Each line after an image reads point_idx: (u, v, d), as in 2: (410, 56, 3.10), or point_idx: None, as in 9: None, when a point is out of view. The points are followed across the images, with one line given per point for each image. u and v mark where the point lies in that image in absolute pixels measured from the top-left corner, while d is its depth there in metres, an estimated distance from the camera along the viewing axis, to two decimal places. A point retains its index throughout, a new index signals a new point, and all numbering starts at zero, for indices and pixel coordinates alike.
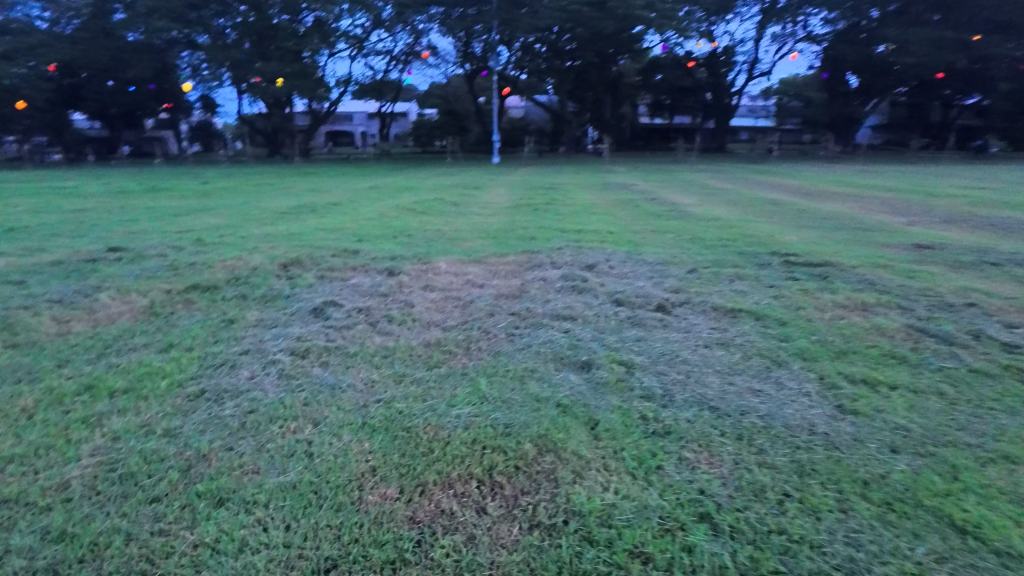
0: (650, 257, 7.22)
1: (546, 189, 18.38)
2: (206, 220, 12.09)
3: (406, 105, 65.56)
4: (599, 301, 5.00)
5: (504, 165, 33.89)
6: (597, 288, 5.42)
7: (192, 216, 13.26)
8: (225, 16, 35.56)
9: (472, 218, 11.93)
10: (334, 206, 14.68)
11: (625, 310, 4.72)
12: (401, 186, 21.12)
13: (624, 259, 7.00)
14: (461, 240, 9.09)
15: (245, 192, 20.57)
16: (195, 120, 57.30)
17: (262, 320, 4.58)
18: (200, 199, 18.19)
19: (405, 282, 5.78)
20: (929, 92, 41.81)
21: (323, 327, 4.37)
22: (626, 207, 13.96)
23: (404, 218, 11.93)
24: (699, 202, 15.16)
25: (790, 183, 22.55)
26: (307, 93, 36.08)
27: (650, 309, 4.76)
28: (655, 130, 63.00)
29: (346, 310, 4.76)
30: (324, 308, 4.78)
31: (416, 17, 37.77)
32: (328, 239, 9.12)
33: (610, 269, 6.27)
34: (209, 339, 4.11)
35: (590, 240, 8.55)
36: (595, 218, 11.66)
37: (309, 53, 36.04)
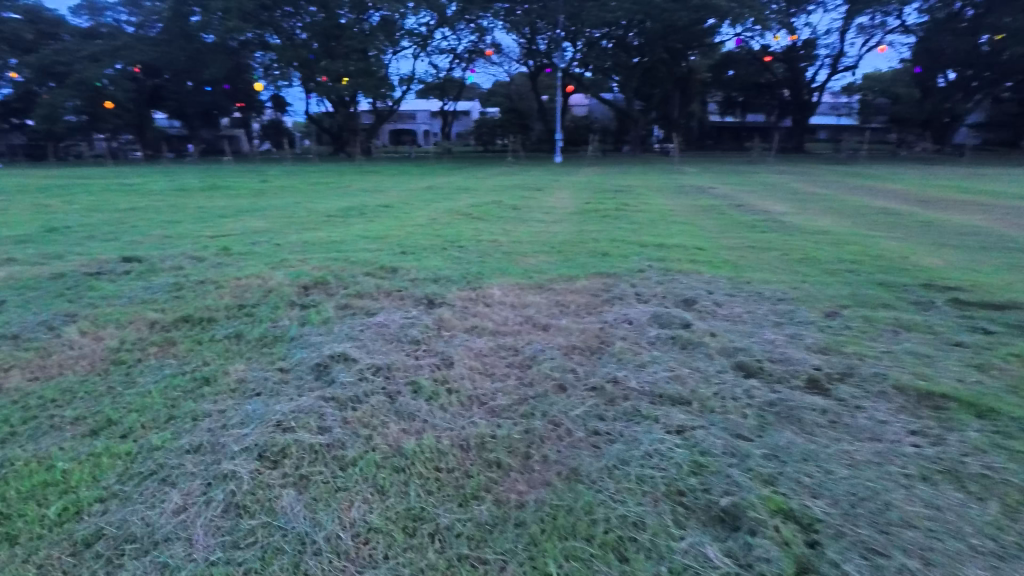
0: (764, 287, 5.59)
1: (613, 192, 16.88)
2: (248, 224, 11.35)
3: (468, 104, 64.97)
4: (716, 366, 3.48)
5: (567, 164, 32.48)
6: (708, 341, 3.88)
7: (237, 217, 12.59)
8: (296, 17, 35.92)
9: (534, 226, 10.52)
10: (385, 208, 13.75)
11: (762, 387, 3.18)
12: (458, 187, 20.06)
13: (730, 290, 5.41)
14: (521, 255, 7.72)
15: (300, 191, 20.00)
16: (266, 119, 58.96)
17: (243, 382, 3.31)
18: (253, 198, 17.65)
19: (445, 321, 4.43)
20: None
21: (319, 401, 3.05)
22: (708, 214, 12.24)
23: (458, 224, 10.68)
24: (792, 209, 13.25)
25: (889, 187, 20.11)
26: (371, 91, 35.96)
27: (797, 387, 3.20)
28: (727, 128, 59.67)
29: (358, 368, 3.43)
30: (331, 366, 3.47)
31: (482, 14, 36.97)
32: (369, 251, 7.97)
33: (718, 308, 4.71)
34: (158, 421, 2.89)
35: (677, 260, 6.99)
36: (676, 228, 10.04)
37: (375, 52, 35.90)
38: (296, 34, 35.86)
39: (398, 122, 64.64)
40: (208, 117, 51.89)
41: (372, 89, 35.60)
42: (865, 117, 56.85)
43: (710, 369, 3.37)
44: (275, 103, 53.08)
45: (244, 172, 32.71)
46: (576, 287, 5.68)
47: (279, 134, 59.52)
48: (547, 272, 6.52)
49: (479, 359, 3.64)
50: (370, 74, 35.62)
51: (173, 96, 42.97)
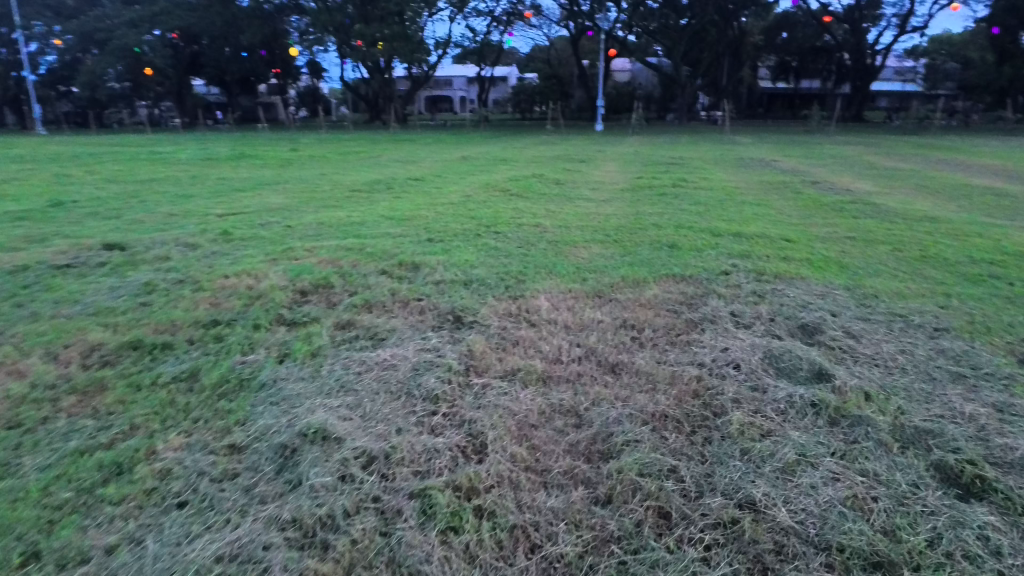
0: (908, 304, 4.15)
1: (665, 166, 15.38)
2: (266, 199, 10.41)
3: (507, 70, 62.80)
4: (869, 470, 2.40)
5: (611, 133, 30.78)
6: (857, 416, 2.69)
7: (258, 191, 11.69)
8: None
9: (583, 205, 9.16)
10: (416, 182, 12.65)
11: (948, 526, 2.14)
12: (495, 158, 18.78)
13: (862, 308, 4.00)
14: (572, 244, 6.43)
15: (329, 162, 18.95)
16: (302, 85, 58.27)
17: (170, 487, 2.27)
18: (279, 169, 16.72)
19: (479, 359, 3.21)
20: None
21: (284, 529, 2.10)
22: (782, 193, 10.68)
23: (496, 202, 9.40)
24: (878, 187, 11.58)
25: (973, 161, 18.12)
26: (407, 57, 34.70)
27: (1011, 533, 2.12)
28: (780, 95, 56.10)
29: (339, 462, 2.36)
30: (303, 457, 2.40)
31: None
32: (391, 238, 6.78)
33: (862, 346, 3.35)
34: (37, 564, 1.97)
35: (769, 259, 5.57)
36: (750, 212, 8.55)
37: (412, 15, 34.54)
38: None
39: (434, 89, 62.99)
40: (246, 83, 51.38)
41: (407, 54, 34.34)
42: (931, 84, 52.74)
43: (879, 499, 2.23)
44: (310, 69, 52.11)
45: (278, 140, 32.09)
46: (650, 295, 4.41)
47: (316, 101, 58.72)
48: (607, 271, 5.23)
49: (527, 443, 2.57)
50: (406, 38, 34.35)
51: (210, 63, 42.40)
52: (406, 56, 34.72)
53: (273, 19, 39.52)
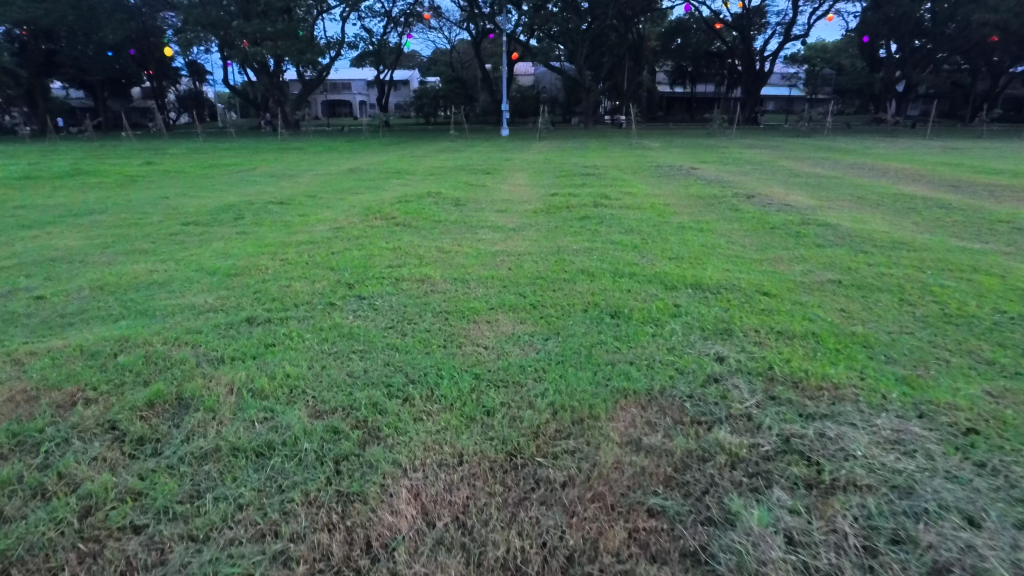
0: None
1: (581, 176, 13.81)
2: (62, 239, 7.68)
3: (407, 73, 60.14)
4: None
5: (517, 138, 29.55)
6: None
7: (64, 224, 8.88)
8: None
9: (488, 239, 7.10)
10: (282, 204, 10.26)
11: None
12: (390, 169, 16.50)
13: (1004, 496, 2.17)
14: (472, 316, 4.33)
15: (189, 177, 15.87)
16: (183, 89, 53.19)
17: None
18: (122, 188, 13.70)
19: None
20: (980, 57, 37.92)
21: None
22: (718, 209, 9.19)
23: (373, 238, 7.13)
24: (812, 198, 10.49)
25: (874, 164, 18.22)
26: (295, 57, 31.64)
27: None
28: (677, 99, 57.16)
29: None
30: None
31: None
32: (185, 320, 4.37)
33: None
34: None
35: (770, 343, 3.70)
36: (697, 242, 6.81)
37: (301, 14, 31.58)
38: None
39: (330, 92, 59.16)
40: (114, 85, 45.63)
41: (295, 54, 31.35)
42: (811, 89, 56.00)
43: None
44: (190, 70, 47.40)
45: (146, 150, 28.08)
46: (607, 468, 2.38)
47: (197, 105, 53.31)
48: (529, 383, 3.18)
49: None
50: (292, 37, 31.30)
51: (69, 63, 36.97)
52: (295, 57, 31.70)
53: (139, 15, 34.96)
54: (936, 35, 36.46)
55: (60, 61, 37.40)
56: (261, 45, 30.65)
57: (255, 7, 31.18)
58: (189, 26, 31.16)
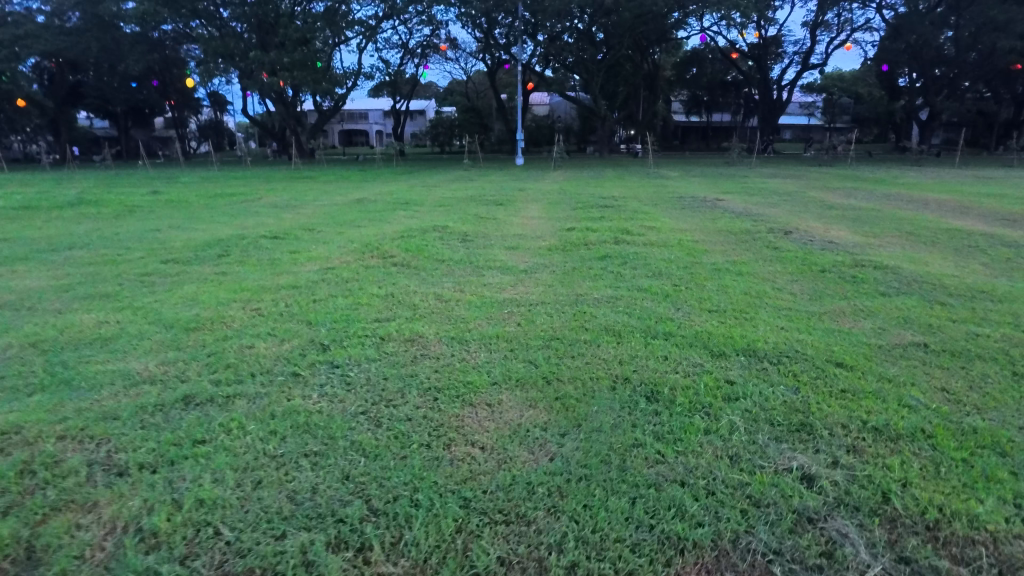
0: None
1: (597, 208, 12.97)
2: (32, 279, 6.96)
3: (422, 103, 60.43)
4: None
5: (532, 167, 29.02)
6: None
7: (45, 261, 8.24)
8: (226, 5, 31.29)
9: (497, 284, 6.21)
10: (279, 239, 9.53)
11: None
12: (397, 200, 15.86)
13: None
14: (468, 396, 3.39)
15: (191, 208, 15.33)
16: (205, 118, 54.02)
17: None
18: (123, 219, 13.16)
19: None
20: (1006, 85, 37.06)
21: None
22: (755, 247, 8.24)
23: (367, 280, 6.28)
24: (854, 234, 9.55)
25: (908, 194, 17.17)
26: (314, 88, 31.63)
27: None
28: (694, 128, 56.62)
29: None
30: None
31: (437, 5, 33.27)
32: (98, 396, 3.47)
33: None
34: None
35: (871, 451, 2.73)
36: (738, 289, 5.88)
37: (320, 45, 31.67)
38: (221, 18, 31.33)
39: (347, 121, 59.54)
40: (137, 115, 46.23)
41: (311, 84, 31.32)
42: (829, 118, 55.18)
43: None
44: (211, 100, 47.98)
45: (160, 179, 27.94)
46: None
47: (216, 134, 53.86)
48: (536, 520, 2.30)
49: None
50: (309, 66, 31.33)
51: (93, 94, 37.52)
52: (311, 86, 31.70)
53: (161, 47, 35.38)
54: (959, 63, 35.63)
55: (85, 92, 37.93)
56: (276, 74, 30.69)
57: (272, 38, 31.35)
58: (208, 56, 31.38)
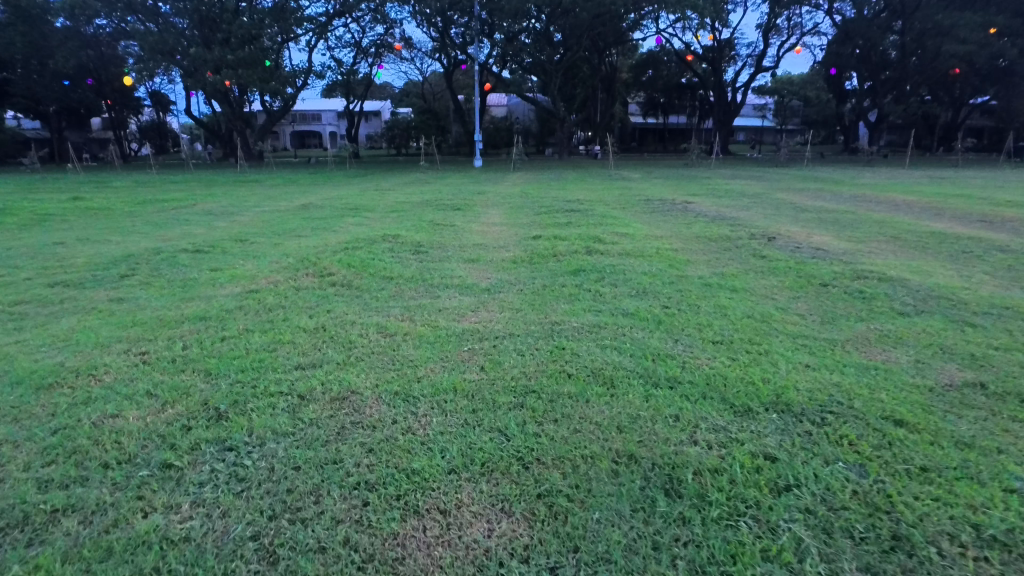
0: None
1: (563, 213, 12.04)
2: None
3: (377, 103, 58.68)
4: None
5: (491, 169, 28.09)
6: None
7: None
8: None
9: (455, 310, 5.16)
10: (204, 253, 8.29)
11: None
12: (347, 205, 14.69)
13: None
14: (413, 500, 2.38)
15: (115, 217, 13.80)
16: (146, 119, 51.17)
17: None
18: (32, 230, 11.62)
19: None
20: (946, 88, 38.31)
21: None
22: (741, 257, 7.43)
23: (298, 307, 5.17)
24: (836, 239, 8.96)
25: (873, 195, 16.93)
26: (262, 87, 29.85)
27: None
28: (651, 129, 56.64)
29: None
30: None
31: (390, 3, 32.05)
32: None
33: None
34: None
35: None
36: (739, 311, 5.00)
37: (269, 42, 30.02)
38: (160, 13, 29.27)
39: (298, 123, 57.31)
40: (71, 115, 43.30)
41: (257, 83, 29.53)
42: (781, 119, 56.07)
43: None
44: (154, 101, 45.41)
45: (90, 183, 25.82)
46: None
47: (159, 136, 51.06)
48: None
49: None
50: (256, 65, 29.56)
51: (20, 92, 34.78)
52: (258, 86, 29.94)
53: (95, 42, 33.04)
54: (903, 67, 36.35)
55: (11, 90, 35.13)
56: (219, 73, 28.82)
57: (214, 34, 29.43)
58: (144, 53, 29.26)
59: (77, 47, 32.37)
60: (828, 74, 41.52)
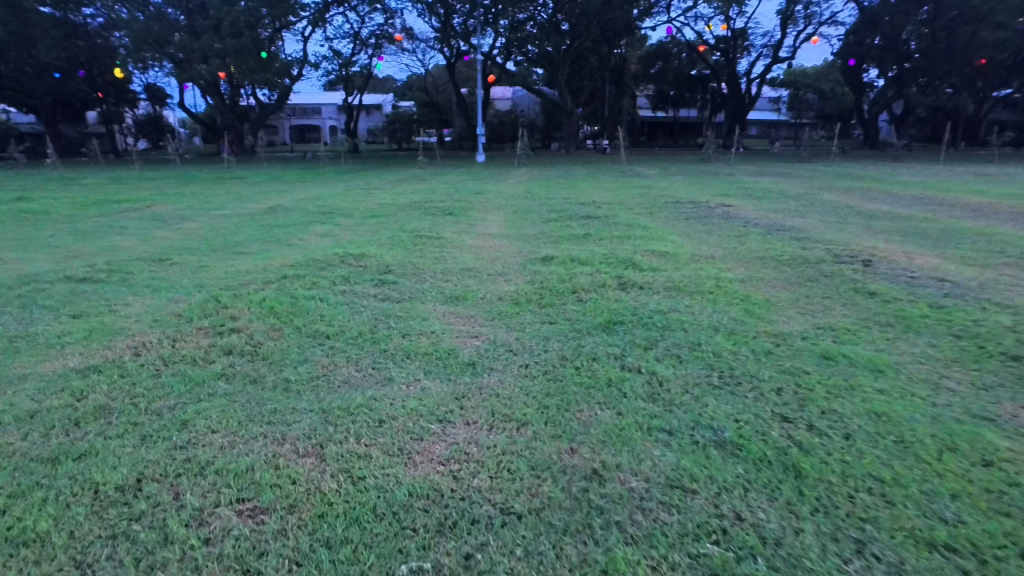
0: None
1: (579, 220, 9.85)
2: None
3: (378, 96, 56.44)
4: None
5: (494, 166, 25.88)
6: None
7: None
8: None
9: (411, 422, 2.92)
10: (104, 284, 6.10)
11: None
12: (326, 208, 12.53)
13: None
14: None
15: (55, 220, 11.75)
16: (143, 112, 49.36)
17: None
18: None
19: None
20: (971, 81, 35.89)
21: None
22: (842, 296, 5.22)
23: (131, 419, 2.96)
24: (942, 261, 6.71)
25: (933, 195, 14.64)
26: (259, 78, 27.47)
27: None
28: (661, 122, 54.13)
29: None
30: None
31: None
32: None
33: None
34: None
35: None
36: (928, 434, 2.74)
37: (266, 32, 27.81)
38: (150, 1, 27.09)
39: (297, 116, 55.09)
40: (64, 109, 41.49)
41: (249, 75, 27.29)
42: (796, 113, 53.43)
43: None
44: (150, 95, 43.54)
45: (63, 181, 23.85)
46: None
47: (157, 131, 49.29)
48: None
49: None
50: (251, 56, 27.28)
51: (9, 85, 32.96)
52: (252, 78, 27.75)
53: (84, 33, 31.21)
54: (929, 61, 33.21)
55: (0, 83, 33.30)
56: (208, 63, 26.45)
57: (204, 22, 27.14)
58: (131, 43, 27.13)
59: (65, 38, 30.23)
60: (846, 65, 39.10)
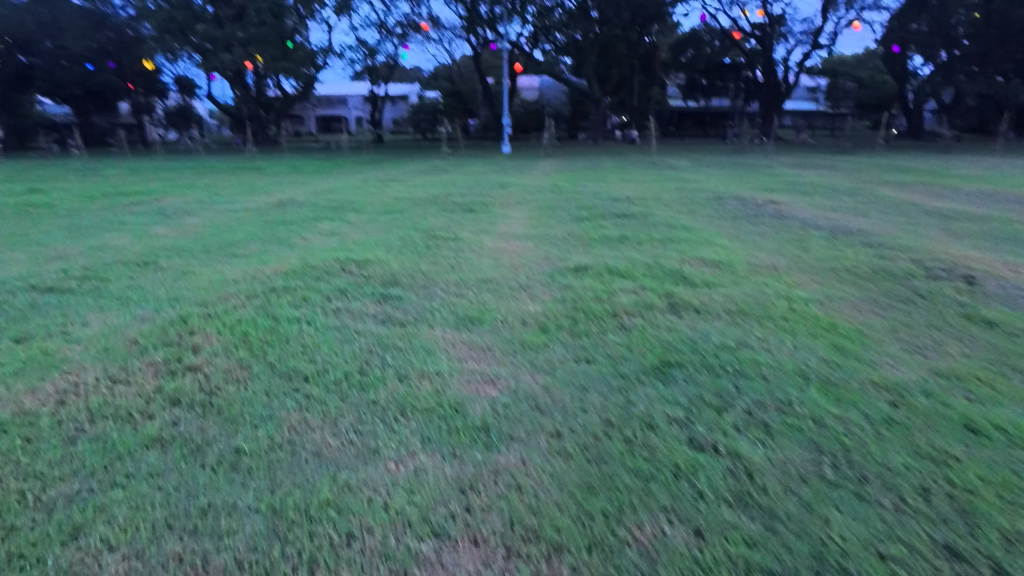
0: None
1: (613, 219, 8.89)
2: None
3: (403, 85, 55.66)
4: None
5: (519, 157, 24.93)
6: None
7: None
8: None
9: (396, 541, 2.04)
10: (70, 294, 5.29)
11: None
12: (338, 202, 11.73)
13: None
14: None
15: (57, 214, 11.13)
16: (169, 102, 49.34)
17: None
18: None
19: None
20: None
21: None
22: (952, 328, 4.17)
23: (9, 526, 2.13)
24: None
25: (1001, 192, 13.27)
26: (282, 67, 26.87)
27: None
28: (692, 112, 52.33)
29: None
30: None
31: None
32: None
33: None
34: None
35: None
36: None
37: (291, 21, 27.17)
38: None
39: (322, 106, 54.66)
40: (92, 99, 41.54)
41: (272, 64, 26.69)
42: (833, 102, 51.12)
43: None
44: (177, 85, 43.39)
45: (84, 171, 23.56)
46: None
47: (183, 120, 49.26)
48: None
49: None
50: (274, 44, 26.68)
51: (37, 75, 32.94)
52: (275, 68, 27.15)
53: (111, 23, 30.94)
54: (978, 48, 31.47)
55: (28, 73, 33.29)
56: (232, 52, 25.86)
57: (227, 10, 26.59)
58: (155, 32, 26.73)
59: (91, 27, 29.99)
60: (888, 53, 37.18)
